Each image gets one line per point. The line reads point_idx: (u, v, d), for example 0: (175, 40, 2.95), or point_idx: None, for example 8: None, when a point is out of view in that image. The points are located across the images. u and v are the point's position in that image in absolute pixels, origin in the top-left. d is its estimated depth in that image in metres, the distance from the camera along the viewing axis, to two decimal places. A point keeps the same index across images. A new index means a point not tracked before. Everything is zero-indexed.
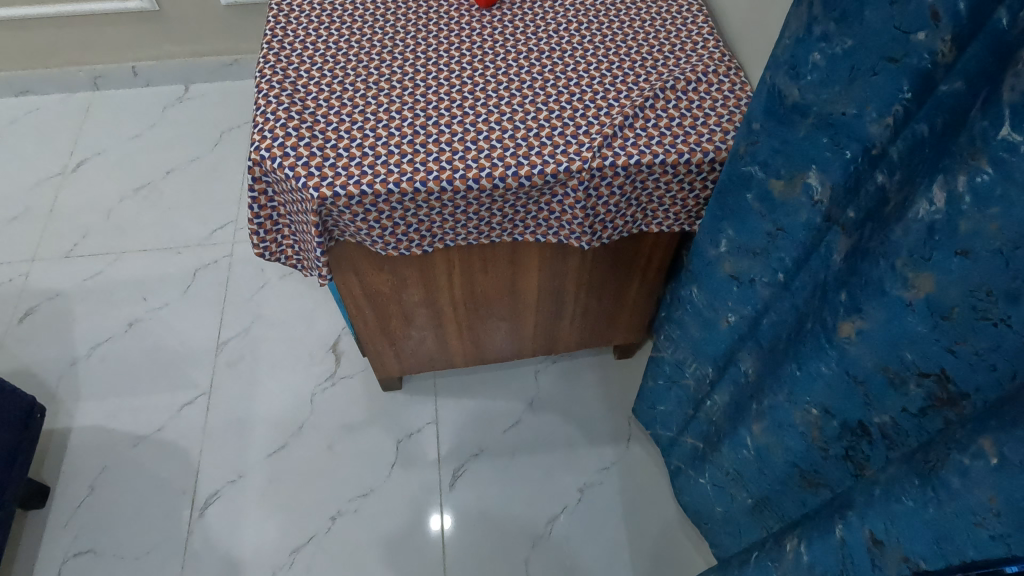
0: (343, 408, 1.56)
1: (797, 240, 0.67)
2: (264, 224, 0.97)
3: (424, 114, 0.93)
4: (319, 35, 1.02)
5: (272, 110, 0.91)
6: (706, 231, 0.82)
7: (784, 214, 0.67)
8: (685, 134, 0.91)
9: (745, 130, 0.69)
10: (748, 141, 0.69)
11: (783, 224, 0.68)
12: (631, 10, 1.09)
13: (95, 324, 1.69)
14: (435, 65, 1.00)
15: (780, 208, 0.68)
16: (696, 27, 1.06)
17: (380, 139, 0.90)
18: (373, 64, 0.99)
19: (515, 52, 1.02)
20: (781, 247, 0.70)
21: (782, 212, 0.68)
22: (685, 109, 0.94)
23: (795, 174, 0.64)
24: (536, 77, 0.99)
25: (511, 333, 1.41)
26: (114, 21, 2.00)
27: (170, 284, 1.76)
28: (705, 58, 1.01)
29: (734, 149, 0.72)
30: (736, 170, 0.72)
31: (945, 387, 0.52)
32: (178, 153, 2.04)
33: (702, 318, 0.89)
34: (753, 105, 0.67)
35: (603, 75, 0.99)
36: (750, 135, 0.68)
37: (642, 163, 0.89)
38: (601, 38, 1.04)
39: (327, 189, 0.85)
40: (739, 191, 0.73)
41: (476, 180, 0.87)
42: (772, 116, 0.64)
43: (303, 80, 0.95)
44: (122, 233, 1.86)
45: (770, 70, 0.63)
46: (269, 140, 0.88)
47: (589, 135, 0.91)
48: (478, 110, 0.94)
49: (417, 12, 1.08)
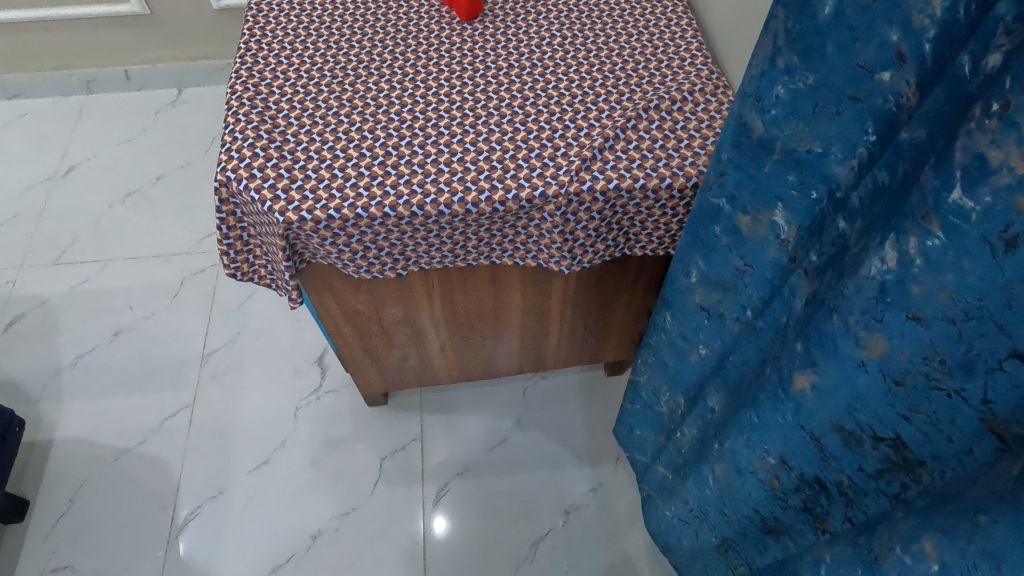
0: (327, 423, 1.54)
1: (763, 279, 0.65)
2: (233, 244, 0.95)
3: (398, 134, 0.91)
4: (294, 48, 1.00)
5: (240, 129, 0.89)
6: (680, 260, 0.80)
7: (751, 251, 0.65)
8: (668, 156, 0.88)
9: (716, 162, 0.66)
10: (717, 172, 0.66)
11: (749, 260, 0.66)
12: (619, 24, 1.06)
13: (79, 334, 1.68)
14: (413, 81, 0.97)
15: (747, 244, 0.65)
16: (684, 43, 1.02)
17: (351, 160, 0.88)
18: (349, 80, 0.97)
19: (495, 67, 1.00)
20: (749, 283, 0.67)
21: (749, 249, 0.65)
22: (669, 130, 0.91)
23: (760, 212, 0.62)
24: (516, 95, 0.96)
25: (497, 351, 1.39)
26: (106, 25, 1.99)
27: (157, 293, 1.75)
28: (691, 75, 0.98)
29: (705, 180, 0.70)
30: (707, 201, 0.70)
31: (900, 452, 0.49)
32: (168, 159, 2.03)
33: (678, 348, 0.88)
34: (721, 136, 0.65)
35: (585, 93, 0.96)
36: (719, 167, 0.66)
37: (622, 187, 0.86)
38: (586, 54, 1.01)
39: (293, 213, 0.83)
40: (711, 223, 0.71)
41: (448, 205, 0.85)
42: (738, 148, 0.61)
43: (275, 97, 0.94)
44: (110, 241, 1.84)
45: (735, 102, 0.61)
46: (236, 161, 0.86)
47: (567, 157, 0.88)
48: (454, 129, 0.92)
49: (397, 24, 1.06)
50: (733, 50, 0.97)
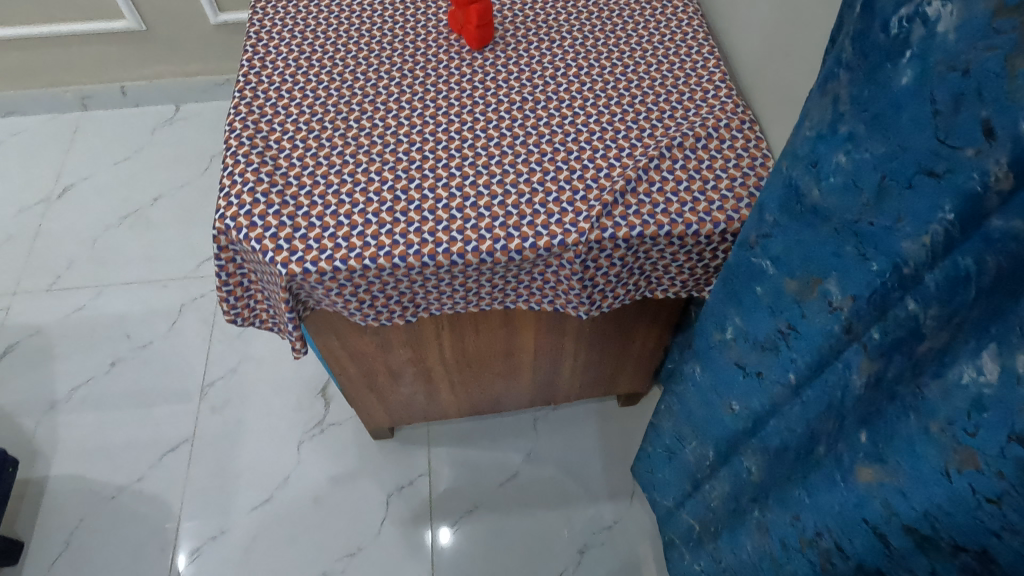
0: (331, 458, 1.49)
1: (810, 346, 0.59)
2: (233, 291, 0.91)
3: (406, 176, 0.85)
4: (296, 81, 0.96)
5: (240, 172, 0.84)
6: (714, 313, 0.75)
7: (797, 314, 0.60)
8: (694, 200, 0.83)
9: (758, 220, 0.61)
10: (760, 231, 0.61)
11: (795, 324, 0.60)
12: (637, 51, 0.99)
13: (75, 364, 1.63)
14: (421, 117, 0.92)
15: (793, 306, 0.60)
16: (707, 73, 0.96)
17: (357, 206, 0.83)
18: (354, 116, 0.92)
19: (507, 101, 0.94)
20: (793, 348, 0.62)
21: (795, 313, 0.60)
22: (694, 170, 0.86)
23: (810, 276, 0.56)
24: (531, 131, 0.90)
25: (509, 385, 1.33)
26: (101, 42, 1.93)
27: (155, 321, 1.69)
28: (715, 109, 0.92)
29: (744, 236, 0.65)
30: (747, 259, 0.65)
31: (986, 565, 0.43)
32: (166, 179, 1.97)
33: (708, 402, 0.82)
34: (765, 194, 0.60)
35: (604, 129, 0.90)
36: (763, 227, 0.61)
37: (646, 234, 0.81)
38: (603, 85, 0.95)
39: (296, 265, 0.78)
40: (752, 280, 0.65)
41: (461, 255, 0.80)
42: (787, 211, 0.56)
43: (276, 135, 0.89)
44: (106, 265, 1.79)
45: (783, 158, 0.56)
46: (235, 208, 0.81)
47: (587, 202, 0.83)
48: (465, 171, 0.86)
49: (404, 54, 1.00)
50: (760, 90, 0.91)
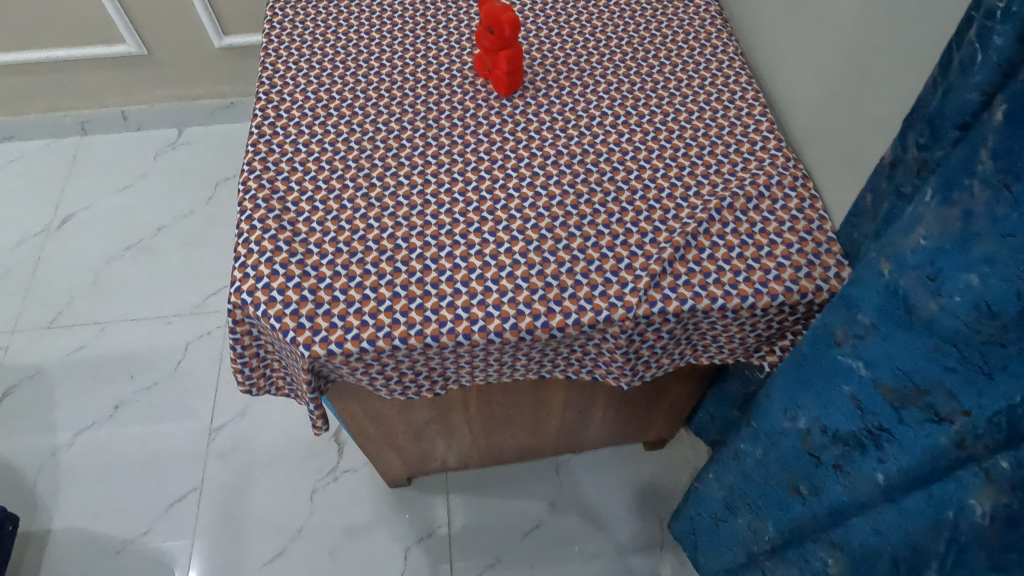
0: (346, 508, 1.42)
1: (907, 454, 0.53)
2: (248, 361, 0.84)
3: (435, 242, 0.79)
4: (313, 133, 0.89)
5: (256, 239, 0.78)
6: (782, 398, 0.69)
7: (893, 418, 0.53)
8: (747, 268, 0.77)
9: (849, 315, 0.56)
10: (851, 327, 0.55)
11: (890, 427, 0.54)
12: (677, 98, 0.93)
13: (77, 407, 1.56)
14: (449, 173, 0.85)
15: (887, 409, 0.54)
16: (753, 122, 0.89)
17: (383, 276, 0.77)
18: (377, 172, 0.85)
19: (541, 154, 0.87)
20: (885, 454, 0.55)
21: (890, 417, 0.54)
22: (746, 234, 0.79)
23: (912, 384, 0.50)
24: (567, 190, 0.84)
25: (532, 433, 1.28)
26: (102, 66, 1.86)
27: (160, 360, 1.62)
28: (765, 164, 0.85)
29: (826, 327, 0.59)
30: (831, 354, 0.59)
31: None
32: (169, 207, 1.89)
33: (769, 486, 0.76)
34: (858, 289, 0.54)
35: (647, 186, 0.84)
36: (855, 326, 0.55)
37: (698, 308, 0.75)
38: (643, 136, 0.89)
39: (319, 346, 0.72)
40: (835, 374, 0.59)
41: (499, 333, 0.74)
42: (888, 316, 0.51)
43: (293, 195, 0.83)
44: (108, 300, 1.71)
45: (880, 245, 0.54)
46: (252, 281, 0.76)
47: (633, 271, 0.77)
48: (499, 236, 0.80)
49: (428, 101, 0.93)
50: (814, 146, 0.85)
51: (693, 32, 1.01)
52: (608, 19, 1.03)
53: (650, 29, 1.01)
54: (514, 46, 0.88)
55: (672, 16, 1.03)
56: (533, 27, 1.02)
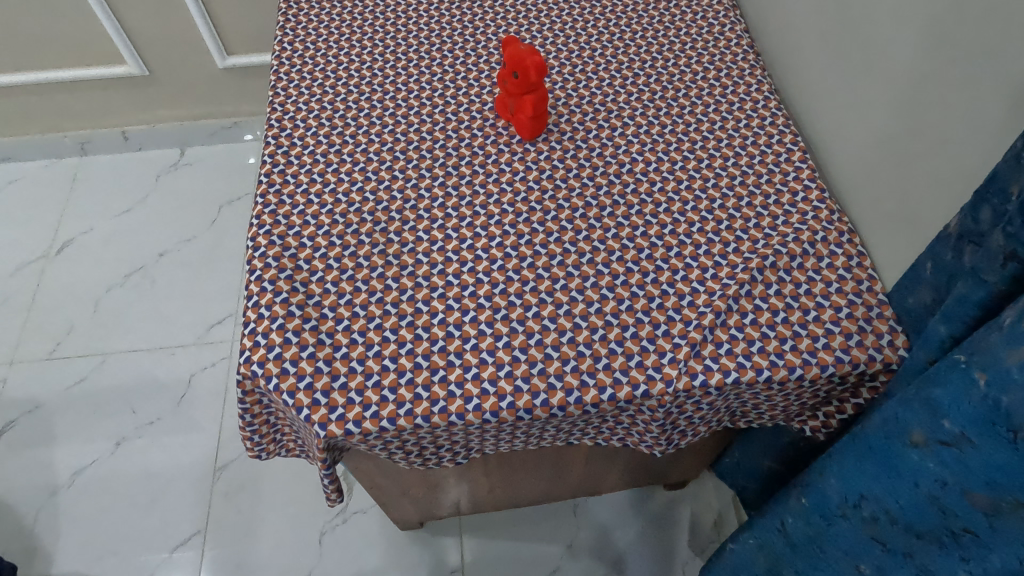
0: (357, 551, 1.37)
1: (999, 561, 0.49)
2: (258, 429, 0.79)
3: (459, 305, 0.74)
4: (326, 181, 0.84)
5: (266, 303, 0.74)
6: (836, 482, 0.64)
7: (982, 522, 0.49)
8: (794, 334, 0.72)
9: (931, 419, 0.51)
10: (933, 431, 0.51)
11: (977, 531, 0.49)
12: (710, 141, 0.88)
13: (77, 445, 1.51)
14: (471, 227, 0.80)
15: (975, 514, 0.49)
16: (793, 169, 0.85)
17: (404, 344, 0.72)
18: (394, 227, 0.80)
19: (568, 206, 0.82)
20: (972, 559, 0.51)
21: (979, 523, 0.49)
22: (790, 296, 0.74)
23: (1012, 496, 0.46)
24: (597, 246, 0.79)
25: (550, 478, 1.23)
26: (102, 87, 1.80)
27: (162, 394, 1.57)
28: (808, 217, 0.80)
29: (900, 424, 0.55)
30: (905, 450, 0.54)
31: None
32: (171, 232, 1.84)
33: (818, 568, 0.71)
34: (943, 393, 0.50)
35: (682, 242, 0.79)
36: (939, 427, 0.51)
37: (742, 381, 0.70)
38: (676, 185, 0.84)
39: (336, 425, 0.68)
40: (909, 474, 0.54)
41: (528, 409, 0.68)
42: (985, 425, 0.47)
43: (306, 252, 0.78)
44: (109, 331, 1.66)
45: (965, 350, 0.50)
46: (263, 350, 0.71)
47: (671, 339, 0.72)
48: (526, 298, 0.75)
49: (446, 146, 0.88)
50: (864, 202, 0.79)
51: (724, 69, 0.96)
52: (634, 54, 0.98)
53: (680, 65, 0.96)
54: (540, 89, 0.83)
55: (702, 51, 0.98)
56: (557, 63, 0.97)
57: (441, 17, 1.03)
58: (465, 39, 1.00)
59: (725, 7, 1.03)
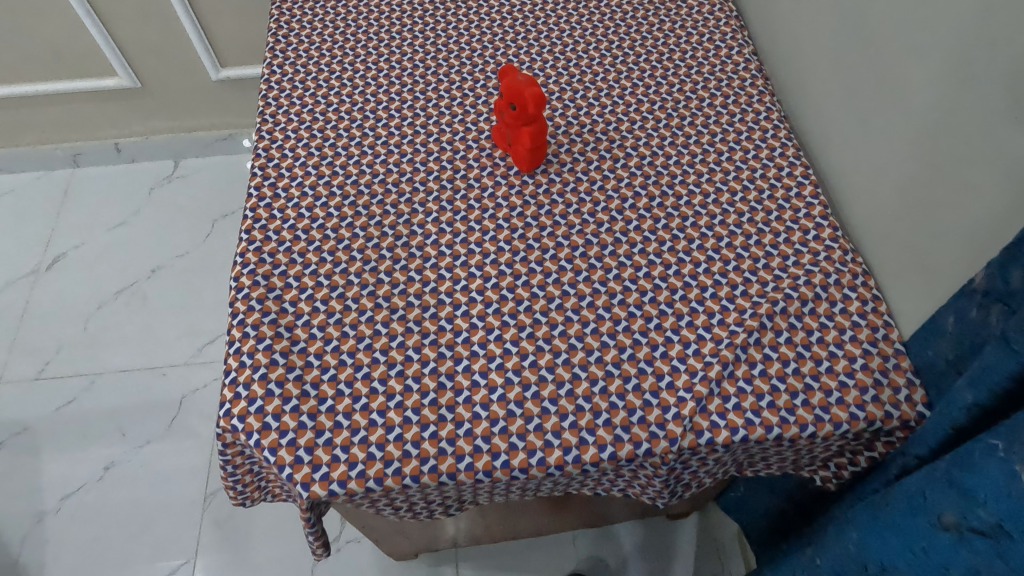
0: None
1: None
2: (241, 478, 0.75)
3: (452, 353, 0.70)
4: (314, 216, 0.80)
5: (248, 350, 0.70)
6: (856, 552, 0.60)
7: None
8: (806, 388, 0.68)
9: (963, 503, 0.47)
10: (965, 517, 0.47)
11: None
12: (717, 174, 0.84)
13: (65, 469, 1.47)
14: (465, 266, 0.77)
15: None
16: (804, 206, 0.81)
17: (393, 397, 0.68)
18: (385, 266, 0.76)
19: (567, 244, 0.78)
20: None
21: None
22: (802, 345, 0.70)
23: None
24: (598, 288, 0.75)
25: (549, 512, 1.19)
26: (93, 99, 1.76)
27: (153, 416, 1.54)
28: (820, 258, 0.76)
29: (930, 502, 0.51)
30: (935, 530, 0.50)
31: None
32: (164, 247, 1.80)
33: None
34: (978, 477, 0.46)
35: (687, 284, 0.75)
36: (973, 513, 0.47)
37: (751, 438, 0.66)
38: (681, 222, 0.80)
39: (320, 485, 0.64)
40: (935, 557, 0.50)
41: (524, 469, 0.65)
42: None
43: (292, 294, 0.74)
44: (99, 350, 1.62)
45: (1003, 434, 0.46)
46: (244, 403, 0.67)
47: (675, 392, 0.68)
48: (523, 345, 0.71)
49: (441, 178, 0.84)
50: (882, 241, 0.75)
51: (732, 94, 0.92)
52: (637, 79, 0.94)
53: (685, 90, 0.92)
54: (538, 121, 0.79)
55: (709, 75, 0.94)
56: (557, 88, 0.93)
57: (437, 38, 0.98)
58: (461, 61, 0.96)
59: (733, 29, 0.99)
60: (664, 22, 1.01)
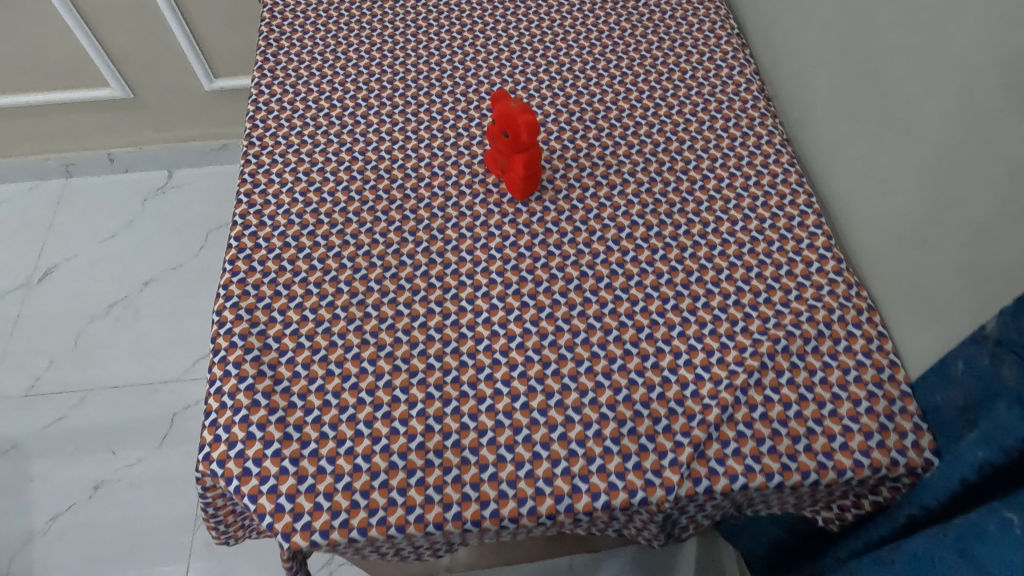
0: None
1: None
2: (223, 519, 0.73)
3: (440, 393, 0.68)
4: (300, 245, 0.77)
5: (229, 390, 0.67)
6: None
7: None
8: (808, 432, 0.65)
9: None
10: None
11: None
12: (717, 202, 0.81)
13: (54, 488, 1.45)
14: (456, 300, 0.74)
15: None
16: (807, 236, 0.78)
17: (378, 440, 0.65)
18: (372, 299, 0.74)
19: (561, 276, 0.76)
20: None
21: None
22: (804, 385, 0.68)
23: None
24: (593, 324, 0.72)
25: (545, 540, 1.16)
26: (85, 109, 1.74)
27: (144, 434, 1.51)
28: (823, 292, 0.74)
29: (940, 569, 0.48)
30: None
31: None
32: (157, 259, 1.77)
33: None
34: (992, 549, 0.44)
35: (686, 320, 0.72)
36: None
37: (751, 486, 0.63)
38: (679, 252, 0.77)
39: (301, 535, 0.61)
40: None
41: (514, 519, 0.62)
42: None
43: (276, 328, 0.72)
44: (91, 366, 1.60)
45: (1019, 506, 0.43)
46: (224, 447, 0.65)
47: (672, 436, 0.65)
48: (514, 385, 0.68)
49: (432, 205, 0.81)
50: (886, 276, 0.73)
51: (733, 117, 0.89)
52: (636, 100, 0.91)
53: (685, 112, 0.90)
54: (532, 149, 0.76)
55: (709, 97, 0.91)
56: (552, 110, 0.90)
57: (430, 56, 0.96)
58: (455, 82, 0.93)
59: (734, 48, 0.97)
60: (664, 40, 0.98)
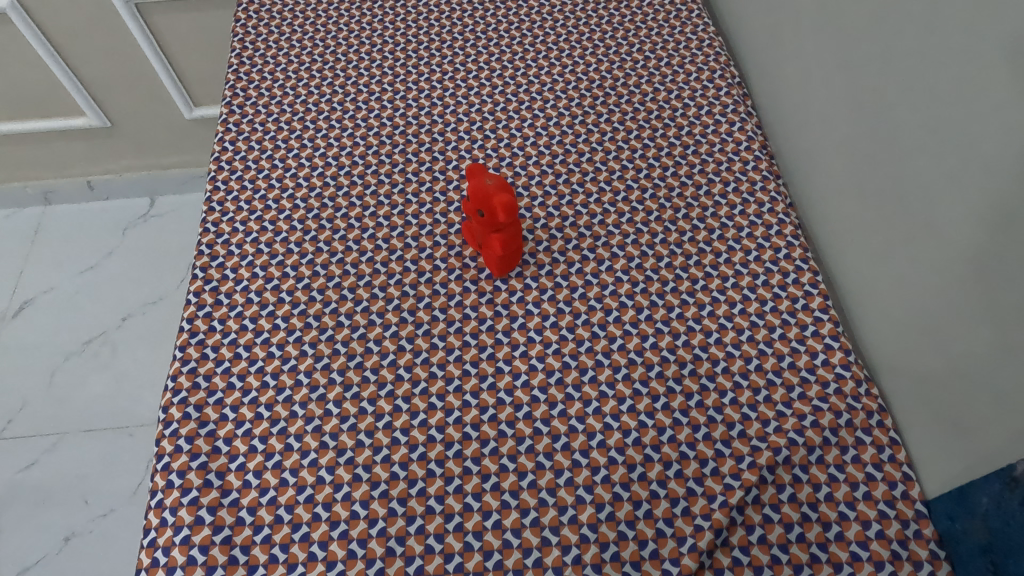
0: None
1: None
2: None
3: (404, 509, 0.62)
4: (258, 329, 0.71)
5: (171, 505, 0.62)
6: None
7: None
8: (811, 560, 0.59)
9: None
10: None
11: None
12: (713, 279, 0.75)
13: (23, 540, 1.39)
14: (425, 395, 0.67)
15: None
16: (812, 322, 0.71)
17: (333, 565, 0.59)
18: (334, 393, 0.67)
19: (542, 367, 0.69)
20: None
21: None
22: (807, 503, 0.61)
23: None
24: (575, 426, 0.65)
25: None
26: (62, 137, 1.67)
27: (118, 481, 1.45)
28: (829, 390, 0.67)
29: None
30: None
31: None
32: (136, 293, 1.71)
33: None
34: None
35: (677, 422, 0.65)
36: None
37: None
38: (671, 339, 0.70)
39: None
40: None
41: None
42: None
43: (227, 429, 0.65)
44: (65, 407, 1.54)
45: None
46: (162, 573, 0.59)
47: (660, 564, 0.59)
48: (486, 500, 0.62)
49: (403, 282, 0.74)
50: (899, 371, 0.66)
51: (732, 180, 0.82)
52: (627, 160, 0.84)
53: (680, 174, 0.83)
54: (510, 228, 0.70)
55: (707, 157, 0.84)
56: (537, 171, 0.83)
57: (407, 108, 0.89)
58: (433, 138, 0.86)
59: (735, 100, 0.89)
60: (659, 90, 0.91)
